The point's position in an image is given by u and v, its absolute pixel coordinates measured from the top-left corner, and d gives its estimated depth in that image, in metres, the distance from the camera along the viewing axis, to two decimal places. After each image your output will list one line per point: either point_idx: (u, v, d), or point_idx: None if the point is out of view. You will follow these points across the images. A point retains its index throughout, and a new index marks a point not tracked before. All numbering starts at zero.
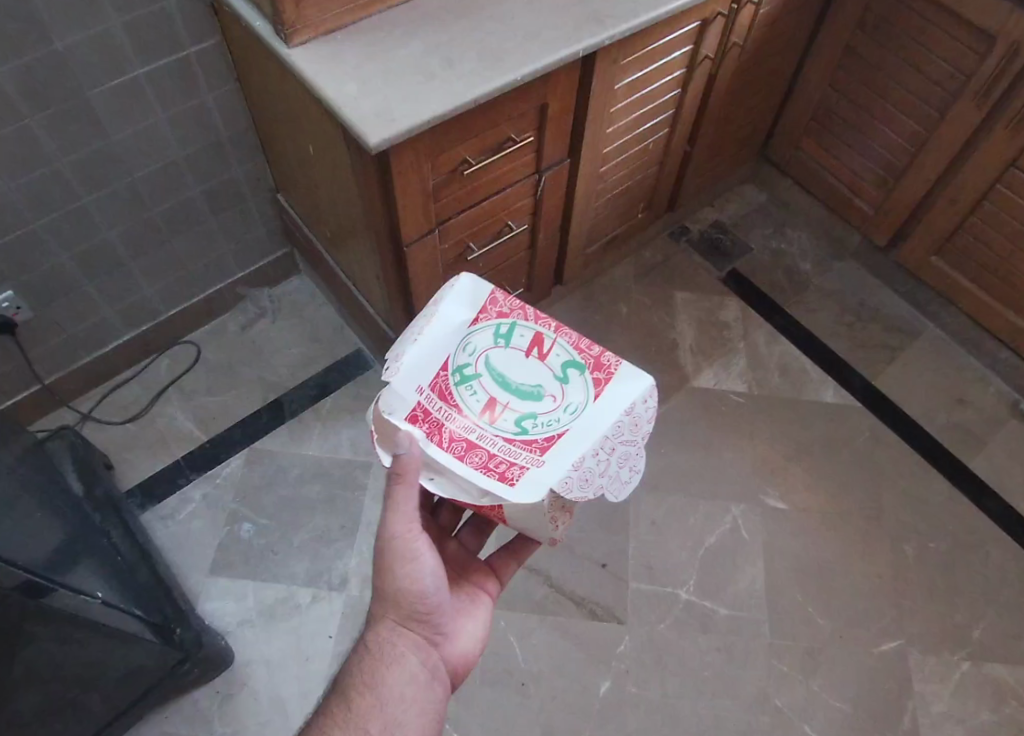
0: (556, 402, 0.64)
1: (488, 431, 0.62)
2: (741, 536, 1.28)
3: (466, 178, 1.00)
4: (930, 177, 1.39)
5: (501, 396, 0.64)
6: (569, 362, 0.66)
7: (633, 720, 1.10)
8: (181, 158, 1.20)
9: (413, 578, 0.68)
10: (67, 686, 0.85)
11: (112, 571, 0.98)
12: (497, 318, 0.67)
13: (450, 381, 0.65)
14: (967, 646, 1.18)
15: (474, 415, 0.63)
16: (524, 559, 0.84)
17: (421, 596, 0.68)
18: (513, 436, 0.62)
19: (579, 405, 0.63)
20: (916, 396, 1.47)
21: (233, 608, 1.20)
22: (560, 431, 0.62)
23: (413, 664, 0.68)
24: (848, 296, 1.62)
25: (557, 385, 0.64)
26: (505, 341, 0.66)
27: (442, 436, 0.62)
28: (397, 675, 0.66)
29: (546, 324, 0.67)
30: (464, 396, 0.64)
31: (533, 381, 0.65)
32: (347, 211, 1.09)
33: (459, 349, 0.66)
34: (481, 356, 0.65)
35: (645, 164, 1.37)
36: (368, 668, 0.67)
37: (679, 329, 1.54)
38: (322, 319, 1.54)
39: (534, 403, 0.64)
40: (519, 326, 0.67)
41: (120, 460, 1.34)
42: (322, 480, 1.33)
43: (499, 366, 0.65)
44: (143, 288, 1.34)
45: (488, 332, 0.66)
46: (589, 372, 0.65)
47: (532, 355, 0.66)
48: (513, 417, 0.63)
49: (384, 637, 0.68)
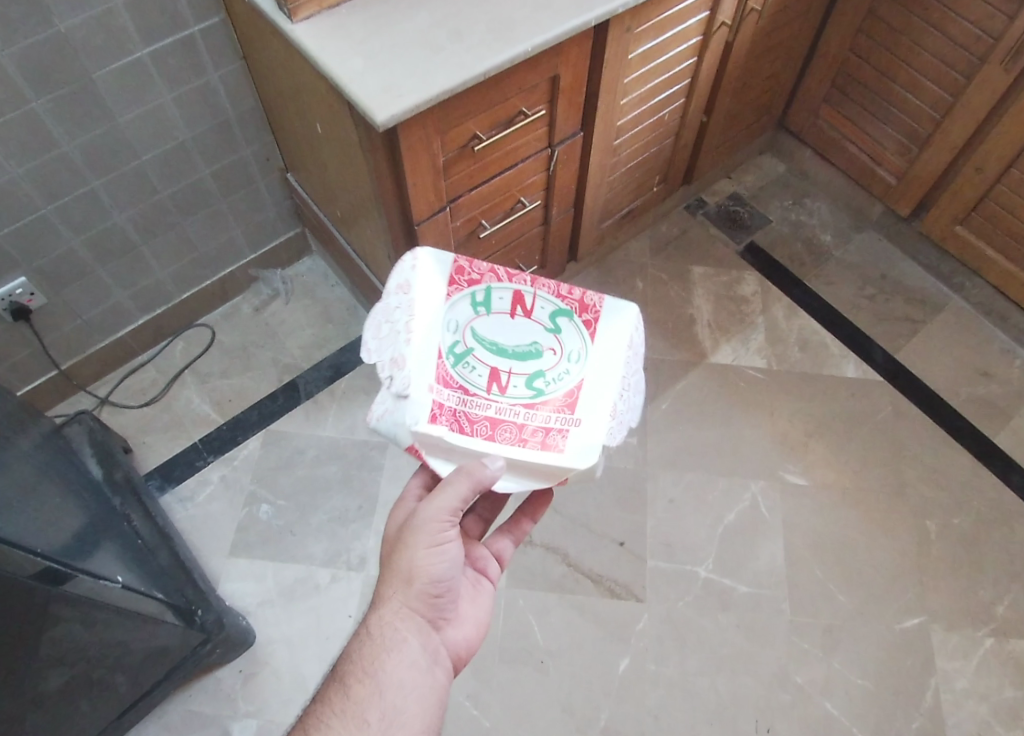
0: (559, 354, 0.67)
1: (504, 403, 0.65)
2: (761, 513, 1.26)
3: (477, 154, 0.98)
4: (956, 145, 1.34)
5: (502, 363, 0.66)
6: (556, 312, 0.68)
7: (652, 697, 1.11)
8: (189, 140, 1.18)
9: (429, 560, 0.68)
10: (91, 667, 0.87)
11: (132, 555, 0.99)
12: (469, 286, 0.68)
13: (448, 365, 0.65)
14: (992, 622, 1.17)
15: (484, 390, 0.65)
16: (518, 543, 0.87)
17: (434, 579, 0.69)
18: (531, 399, 0.65)
19: (579, 351, 0.67)
20: (939, 369, 1.44)
21: (253, 588, 1.21)
22: (576, 384, 0.66)
23: (414, 650, 0.67)
24: (870, 268, 1.58)
25: (552, 337, 0.67)
26: (485, 307, 0.67)
27: (465, 423, 0.64)
28: (399, 660, 0.66)
29: (521, 280, 0.68)
30: (467, 376, 0.65)
31: (527, 340, 0.67)
32: (357, 189, 1.07)
33: (445, 331, 0.66)
34: (467, 329, 0.67)
35: (660, 136, 1.33)
36: (367, 653, 0.67)
37: (696, 304, 1.51)
38: (335, 300, 1.53)
39: (538, 362, 0.66)
40: (495, 289, 0.68)
41: (138, 443, 1.36)
42: (338, 460, 1.33)
43: (488, 334, 0.67)
44: (156, 271, 1.34)
45: (465, 304, 0.67)
46: (578, 317, 0.68)
47: (517, 314, 0.68)
48: (523, 379, 0.66)
49: (385, 622, 0.67)
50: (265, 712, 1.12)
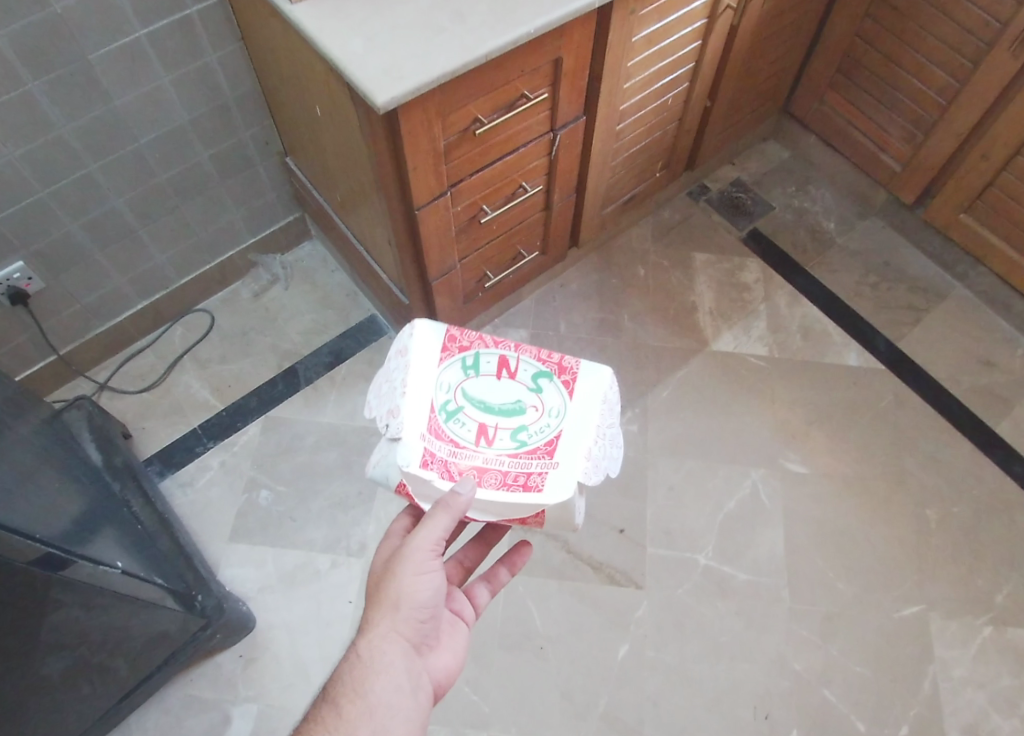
0: (540, 411, 0.70)
1: (491, 454, 0.68)
2: (761, 500, 1.26)
3: (479, 137, 0.97)
4: (962, 131, 1.33)
5: (488, 419, 0.69)
6: (538, 373, 0.71)
7: (651, 683, 1.11)
8: (186, 123, 1.17)
9: (416, 585, 0.68)
10: (93, 648, 0.87)
11: (132, 539, 0.99)
12: (460, 352, 0.70)
13: (439, 419, 0.68)
14: (991, 610, 1.17)
15: (473, 443, 0.68)
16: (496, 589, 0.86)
17: (420, 604, 0.68)
18: (516, 449, 0.68)
19: (559, 407, 0.70)
20: (941, 358, 1.43)
21: (253, 573, 1.22)
22: (556, 433, 0.69)
23: (400, 673, 0.66)
24: (872, 256, 1.57)
25: (534, 396, 0.70)
26: (474, 371, 0.70)
27: (453, 471, 0.67)
28: (387, 684, 0.65)
29: (506, 345, 0.71)
30: (457, 431, 0.68)
31: (512, 398, 0.70)
32: (357, 174, 1.06)
33: (437, 389, 0.69)
34: (459, 389, 0.69)
35: (663, 121, 1.32)
36: (356, 675, 0.65)
37: (698, 291, 1.50)
38: (335, 285, 1.52)
39: (521, 418, 0.69)
40: (483, 353, 0.70)
41: (138, 428, 1.35)
42: (338, 446, 1.33)
43: (477, 394, 0.69)
44: (155, 255, 1.33)
45: (456, 367, 0.70)
46: (557, 378, 0.71)
47: (502, 376, 0.70)
48: (508, 433, 0.68)
49: (373, 645, 0.66)
50: (265, 697, 1.12)
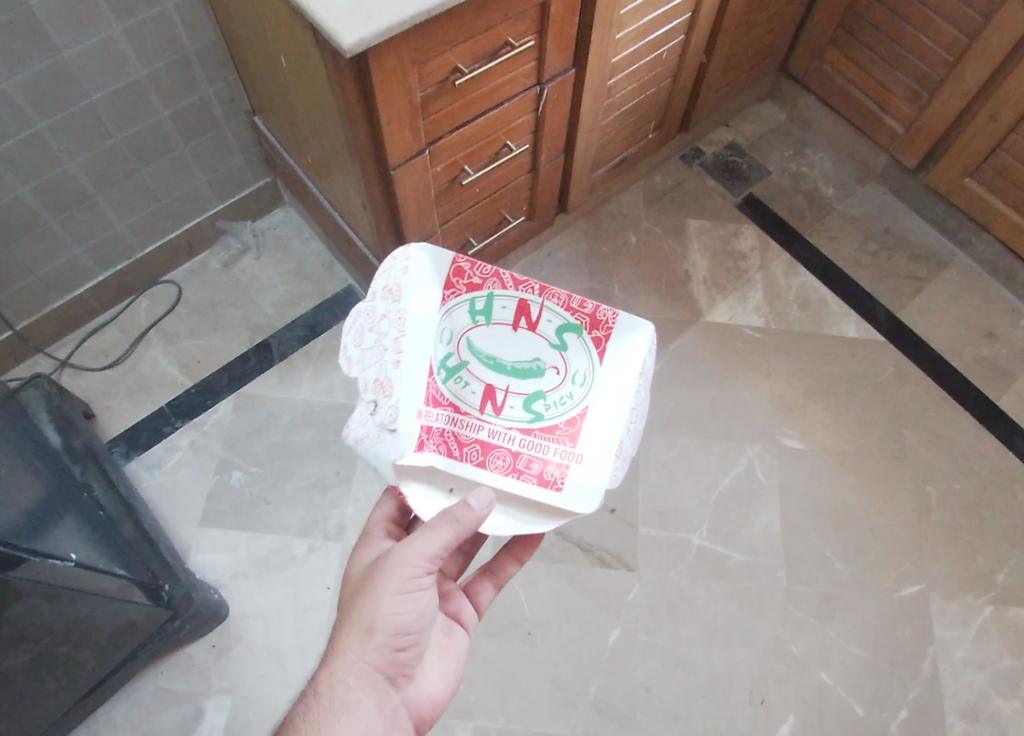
0: (561, 375, 0.63)
1: (498, 426, 0.63)
2: (756, 477, 1.22)
3: (458, 90, 0.89)
4: (970, 91, 1.26)
5: (499, 381, 0.63)
6: (563, 326, 0.64)
7: (644, 668, 1.07)
8: (143, 78, 1.07)
9: (396, 608, 0.61)
10: (56, 642, 0.83)
11: (93, 528, 0.92)
12: (469, 292, 0.63)
13: (439, 381, 0.63)
14: (991, 590, 1.14)
15: (478, 410, 0.63)
16: (500, 582, 0.81)
17: (399, 630, 0.61)
18: (529, 425, 0.63)
19: (585, 373, 0.64)
20: (943, 329, 1.38)
21: (225, 559, 1.16)
22: (579, 413, 0.63)
23: (368, 713, 0.58)
24: (872, 223, 1.51)
25: (556, 354, 0.63)
26: (485, 318, 0.63)
27: (453, 445, 0.63)
28: (351, 728, 0.56)
29: (528, 288, 0.63)
30: (460, 392, 0.63)
31: (529, 356, 0.63)
32: (328, 133, 0.98)
33: (438, 342, 0.63)
34: (463, 340, 0.63)
35: (657, 77, 1.23)
36: (312, 719, 0.56)
37: (691, 260, 1.44)
38: (310, 254, 1.44)
39: (538, 381, 0.63)
40: (498, 296, 0.63)
41: (102, 408, 1.28)
42: (315, 424, 1.26)
43: (485, 347, 0.63)
44: (115, 223, 1.24)
45: (464, 311, 0.63)
46: (587, 333, 0.64)
47: (520, 326, 0.63)
48: (521, 401, 0.63)
49: (337, 679, 0.59)
50: (240, 689, 1.07)
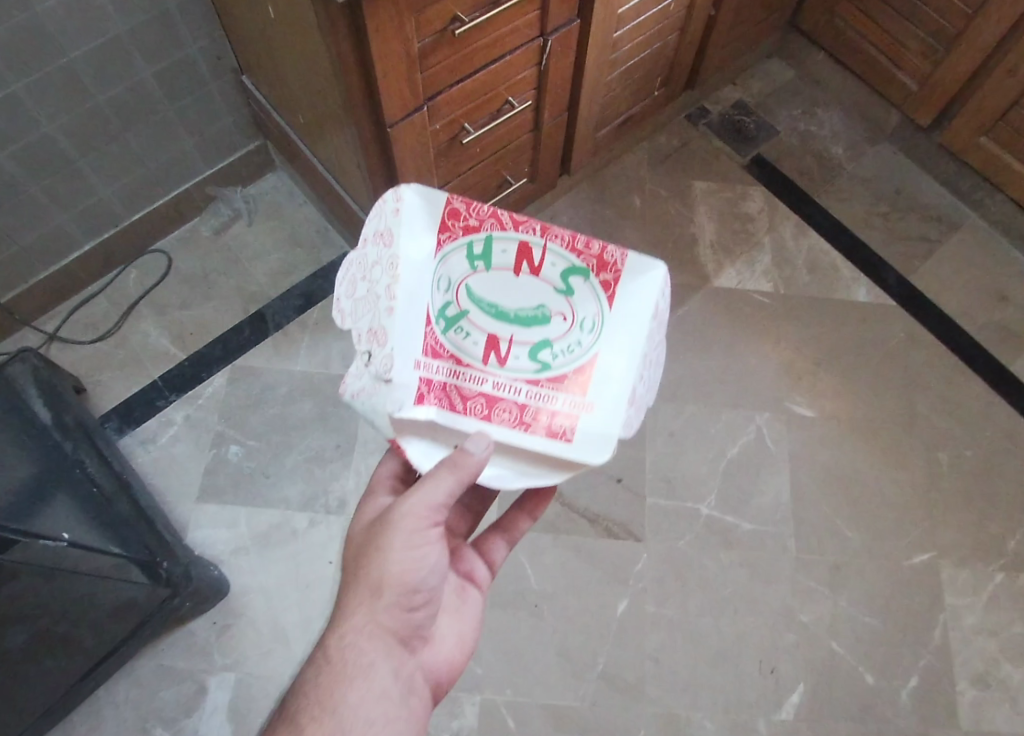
0: (569, 322, 0.60)
1: (503, 378, 0.60)
2: (765, 445, 1.20)
3: (457, 41, 0.83)
4: (988, 45, 1.20)
5: (502, 331, 0.59)
6: (569, 270, 0.59)
7: (652, 639, 1.06)
8: (124, 34, 1.01)
9: (406, 564, 0.59)
10: (53, 622, 0.81)
11: (87, 505, 0.90)
12: (465, 235, 0.58)
13: (437, 332, 0.59)
14: (1002, 557, 1.13)
15: (481, 362, 0.60)
16: (514, 539, 0.79)
17: (410, 588, 0.59)
18: (536, 377, 0.60)
19: (594, 319, 0.60)
20: (955, 292, 1.35)
21: (224, 535, 1.14)
22: (588, 361, 0.60)
23: (383, 677, 0.57)
24: (883, 183, 1.46)
25: (562, 301, 0.59)
26: (484, 263, 0.58)
27: (456, 400, 0.60)
28: (365, 692, 0.55)
29: (529, 229, 0.58)
30: (461, 344, 0.60)
31: (533, 303, 0.59)
32: (320, 90, 0.92)
33: (434, 290, 0.59)
34: (462, 288, 0.59)
35: (664, 31, 1.17)
36: (324, 683, 0.55)
37: (698, 223, 1.39)
38: (304, 220, 1.39)
39: (544, 330, 0.59)
40: (497, 238, 0.58)
41: (93, 382, 1.24)
42: (313, 396, 1.23)
43: (485, 295, 0.59)
44: (100, 189, 1.19)
45: (461, 257, 0.59)
46: (594, 277, 0.60)
47: (522, 271, 0.59)
48: (526, 351, 0.60)
49: (348, 642, 0.57)
50: (244, 665, 1.06)
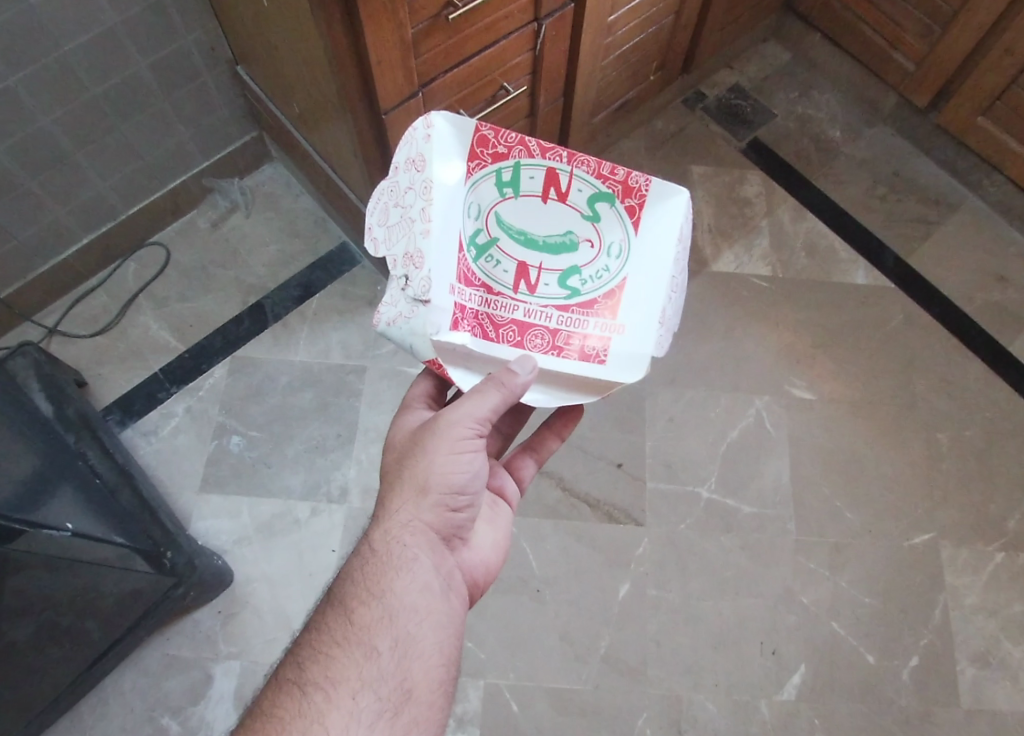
0: (596, 248, 0.60)
1: (534, 305, 0.61)
2: (765, 429, 1.20)
3: (452, 26, 0.83)
4: (984, 24, 1.19)
5: (531, 258, 0.60)
6: (595, 196, 0.59)
7: (653, 622, 1.07)
8: (118, 26, 1.01)
9: (449, 468, 0.61)
10: (60, 612, 0.82)
11: (89, 497, 0.90)
12: (494, 162, 0.59)
13: (470, 260, 0.60)
14: (1002, 536, 1.13)
15: (511, 290, 0.61)
16: (542, 459, 0.82)
17: (453, 490, 0.61)
18: (566, 302, 0.61)
19: (621, 244, 0.60)
20: (954, 273, 1.35)
21: (228, 525, 1.14)
22: (617, 285, 0.61)
23: (426, 571, 0.59)
24: (882, 165, 1.46)
25: (589, 227, 0.60)
26: (513, 190, 0.59)
27: (488, 327, 0.61)
28: (410, 581, 0.58)
29: (556, 155, 0.58)
30: (492, 272, 0.60)
31: (561, 230, 0.60)
32: (315, 78, 0.92)
33: (465, 217, 0.59)
34: (492, 215, 0.60)
35: (659, 14, 1.17)
36: (370, 573, 0.58)
37: (695, 207, 1.39)
38: (301, 210, 1.39)
39: (572, 257, 0.60)
40: (526, 165, 0.58)
41: (94, 375, 1.24)
42: (313, 386, 1.23)
43: (514, 222, 0.60)
44: (97, 183, 1.19)
45: (490, 184, 0.59)
46: (620, 203, 0.60)
47: (550, 197, 0.59)
48: (555, 277, 0.61)
49: (393, 537, 0.59)
50: (249, 653, 1.07)
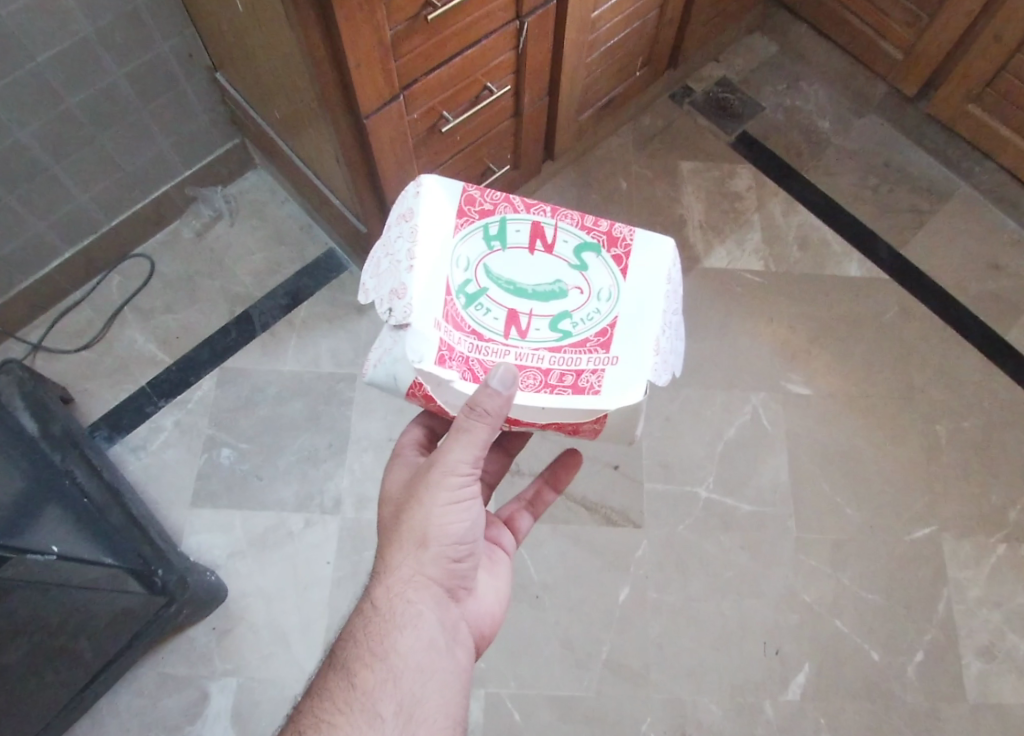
0: (586, 294, 0.58)
1: (525, 349, 0.56)
2: (762, 425, 1.19)
3: (432, 26, 0.81)
4: (972, 9, 1.18)
5: (521, 306, 0.57)
6: (581, 247, 0.59)
7: (655, 625, 1.06)
8: (91, 35, 0.98)
9: (448, 518, 0.59)
10: (51, 634, 0.80)
11: (78, 518, 0.87)
12: (481, 218, 0.58)
13: (458, 306, 0.56)
14: (1004, 528, 1.12)
15: (501, 336, 0.56)
16: (537, 511, 0.83)
17: (454, 542, 0.59)
18: (557, 343, 0.56)
19: (610, 290, 0.58)
20: (948, 263, 1.34)
21: (220, 540, 1.12)
22: (608, 324, 0.57)
23: (431, 626, 0.58)
24: (872, 155, 1.44)
25: (578, 275, 0.58)
26: (500, 242, 0.57)
27: (478, 372, 0.56)
28: (414, 639, 0.57)
29: (540, 211, 0.59)
30: (480, 319, 0.56)
31: (549, 279, 0.57)
32: (294, 82, 0.90)
33: (453, 267, 0.56)
34: (480, 267, 0.57)
35: (644, 8, 1.15)
36: (374, 632, 0.57)
37: (685, 203, 1.38)
38: (286, 217, 1.37)
39: (563, 303, 0.57)
40: (511, 220, 0.58)
41: (80, 390, 1.22)
42: (304, 395, 1.22)
43: (503, 274, 0.57)
44: (77, 196, 1.17)
45: (478, 238, 0.57)
46: (606, 252, 0.59)
47: (536, 249, 0.58)
48: (546, 322, 0.57)
49: (395, 593, 0.58)
50: (245, 670, 1.05)
